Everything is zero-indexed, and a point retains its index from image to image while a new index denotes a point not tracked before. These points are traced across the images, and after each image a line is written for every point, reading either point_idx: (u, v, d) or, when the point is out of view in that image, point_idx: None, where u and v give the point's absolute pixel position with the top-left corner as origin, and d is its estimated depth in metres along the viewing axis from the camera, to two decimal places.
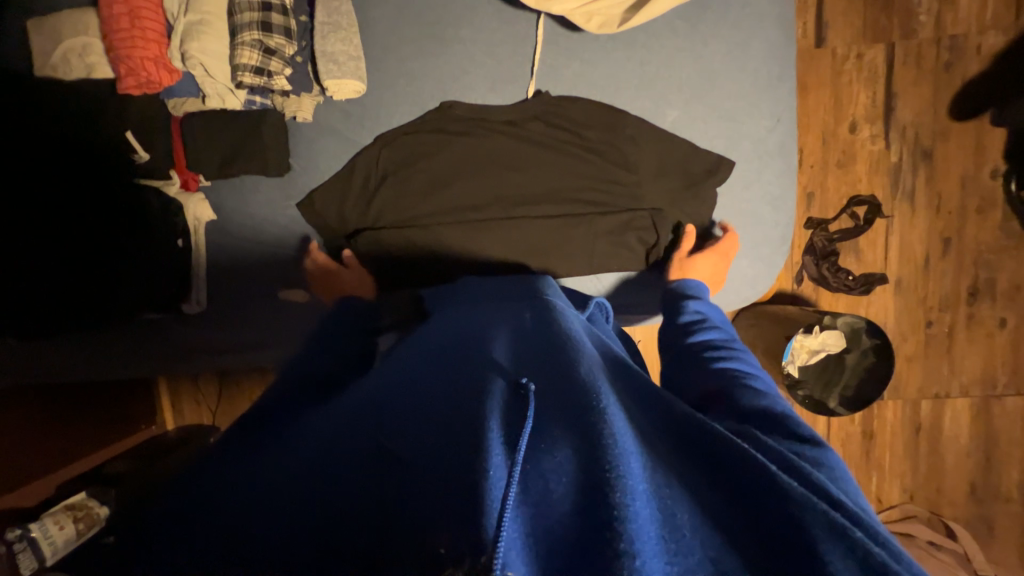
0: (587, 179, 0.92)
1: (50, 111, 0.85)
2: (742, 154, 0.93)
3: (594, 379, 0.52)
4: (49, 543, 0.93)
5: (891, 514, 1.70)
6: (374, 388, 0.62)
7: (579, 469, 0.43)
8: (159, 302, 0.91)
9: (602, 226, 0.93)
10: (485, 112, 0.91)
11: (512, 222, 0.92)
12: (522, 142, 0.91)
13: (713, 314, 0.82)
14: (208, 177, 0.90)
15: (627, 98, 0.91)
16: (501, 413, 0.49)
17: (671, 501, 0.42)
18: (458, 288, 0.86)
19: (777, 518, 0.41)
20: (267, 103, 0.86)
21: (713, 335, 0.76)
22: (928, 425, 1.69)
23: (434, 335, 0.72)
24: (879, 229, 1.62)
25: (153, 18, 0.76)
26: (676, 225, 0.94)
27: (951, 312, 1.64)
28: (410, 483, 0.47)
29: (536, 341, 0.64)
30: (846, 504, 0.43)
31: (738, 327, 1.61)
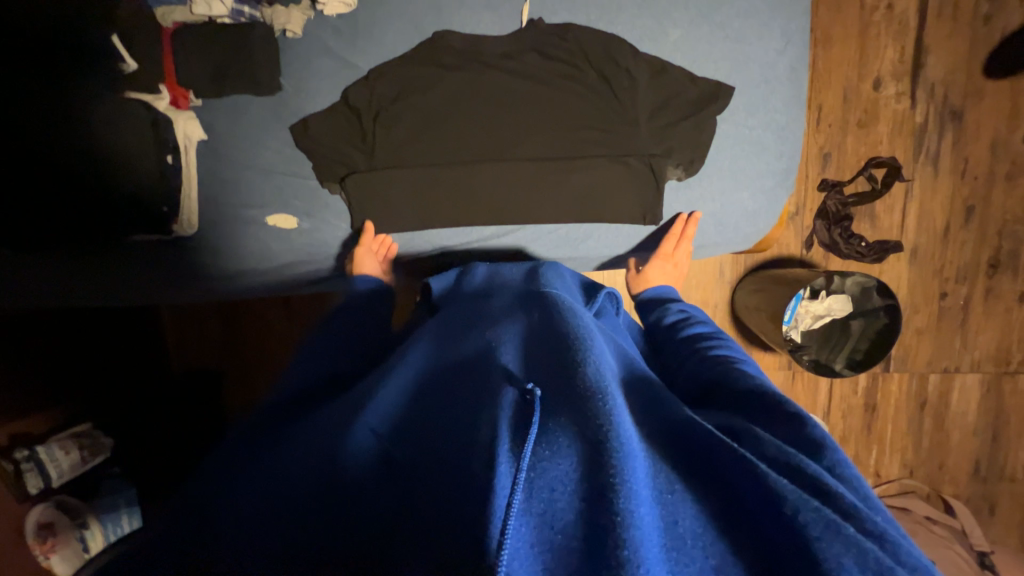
0: (582, 117, 0.82)
1: None
2: (747, 79, 0.83)
3: (600, 378, 0.50)
4: (55, 465, 1.01)
5: (888, 489, 1.67)
6: (382, 385, 0.63)
7: (583, 475, 0.42)
8: (155, 226, 0.88)
9: (610, 176, 0.83)
10: (476, 44, 0.83)
11: (503, 165, 0.84)
12: (516, 78, 0.83)
13: (695, 310, 0.80)
14: (199, 94, 0.87)
15: (629, 19, 0.81)
16: (509, 421, 0.48)
17: (674, 505, 0.42)
18: (468, 276, 0.85)
19: (772, 521, 0.41)
20: (256, 15, 0.85)
21: (697, 328, 0.74)
22: (934, 400, 1.65)
23: (443, 340, 0.72)
24: (897, 194, 1.54)
25: None
26: (672, 175, 0.84)
27: (969, 284, 1.58)
28: (424, 485, 0.50)
29: (544, 336, 0.62)
30: (853, 505, 0.41)
31: (742, 291, 1.56)
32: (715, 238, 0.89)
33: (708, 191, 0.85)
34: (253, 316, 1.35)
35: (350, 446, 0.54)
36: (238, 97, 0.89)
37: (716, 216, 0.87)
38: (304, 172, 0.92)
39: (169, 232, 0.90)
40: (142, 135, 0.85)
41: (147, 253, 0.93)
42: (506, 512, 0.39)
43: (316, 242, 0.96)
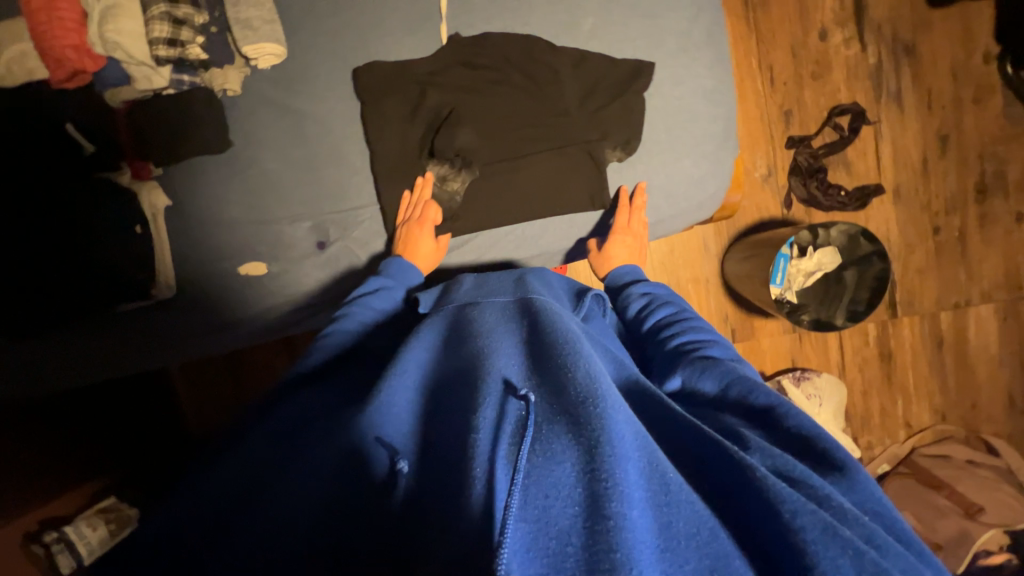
0: (515, 118, 0.84)
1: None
2: (667, 52, 0.84)
3: (596, 381, 0.49)
4: (85, 544, 0.97)
5: (924, 439, 1.60)
6: (382, 385, 0.57)
7: (579, 480, 0.41)
8: (128, 292, 0.89)
9: (552, 169, 0.84)
10: (401, 69, 0.86)
11: (449, 177, 0.86)
12: (445, 92, 0.85)
13: (659, 291, 0.79)
14: (158, 164, 0.92)
15: (542, 17, 0.84)
16: (504, 430, 0.47)
17: (669, 507, 0.41)
18: (456, 290, 0.80)
19: (770, 526, 0.41)
20: (195, 81, 0.85)
21: (665, 317, 0.73)
22: (952, 338, 1.59)
23: (439, 341, 0.67)
24: (867, 137, 1.52)
25: (71, 9, 0.76)
26: (613, 156, 0.84)
27: (961, 214, 1.54)
28: (421, 502, 0.48)
29: (539, 339, 0.60)
30: (847, 506, 0.42)
31: (731, 260, 1.54)
32: (670, 211, 0.88)
33: (650, 166, 0.86)
34: (256, 364, 1.40)
35: (365, 464, 0.52)
36: (192, 159, 0.92)
37: (664, 188, 0.87)
38: (264, 218, 0.94)
39: (148, 295, 0.92)
40: (106, 205, 0.87)
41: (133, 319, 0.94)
42: (506, 515, 0.39)
43: (287, 284, 0.97)
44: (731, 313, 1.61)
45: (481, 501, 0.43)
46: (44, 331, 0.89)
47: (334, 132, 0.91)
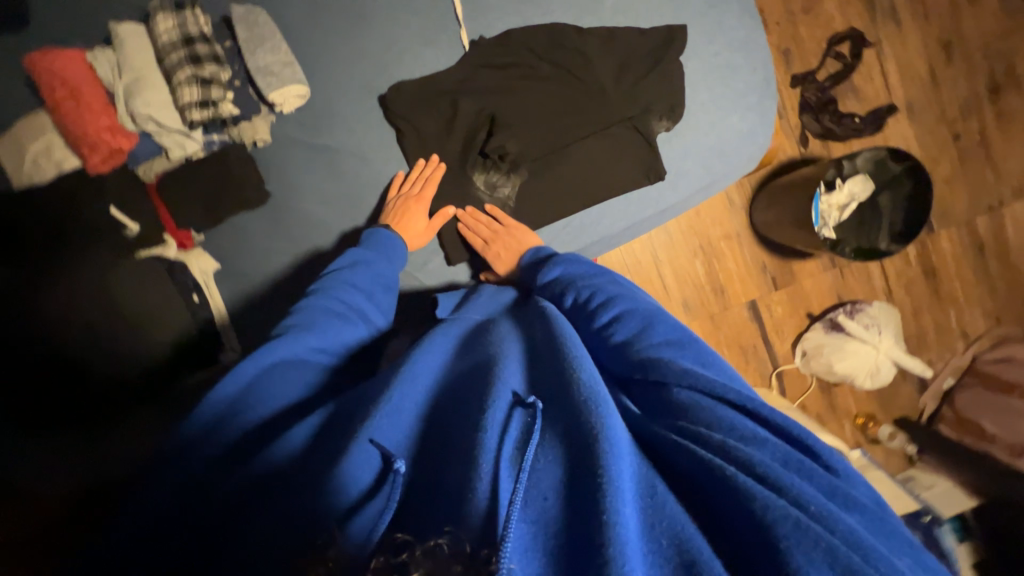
0: (553, 109, 0.83)
1: (26, 219, 0.82)
2: (693, 12, 0.83)
3: (596, 384, 0.47)
4: None
5: (983, 345, 1.60)
6: (395, 383, 0.52)
7: (571, 481, 0.41)
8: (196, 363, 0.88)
9: (602, 152, 0.83)
10: (428, 82, 0.84)
11: (497, 179, 0.84)
12: (479, 96, 0.83)
13: (582, 268, 0.71)
14: (200, 229, 0.89)
15: (560, 4, 0.83)
16: (508, 438, 0.45)
17: (654, 508, 0.40)
18: (474, 299, 0.76)
19: (740, 515, 0.38)
20: (225, 138, 0.85)
21: (585, 292, 0.66)
22: (992, 240, 1.59)
23: (456, 344, 0.62)
24: (870, 60, 1.51)
25: (93, 91, 0.76)
26: (661, 126, 0.83)
27: (977, 116, 1.53)
28: (420, 509, 0.43)
29: (546, 340, 0.57)
30: (831, 513, 0.37)
31: (758, 209, 1.53)
32: (723, 170, 0.86)
33: (699, 128, 0.84)
34: None
35: (348, 468, 0.44)
36: (233, 219, 0.90)
37: (714, 147, 0.85)
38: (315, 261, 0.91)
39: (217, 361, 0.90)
40: (160, 285, 0.87)
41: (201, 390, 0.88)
42: (507, 515, 0.38)
43: None
44: (768, 261, 1.60)
45: (484, 501, 0.40)
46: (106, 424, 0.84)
47: (370, 160, 0.89)
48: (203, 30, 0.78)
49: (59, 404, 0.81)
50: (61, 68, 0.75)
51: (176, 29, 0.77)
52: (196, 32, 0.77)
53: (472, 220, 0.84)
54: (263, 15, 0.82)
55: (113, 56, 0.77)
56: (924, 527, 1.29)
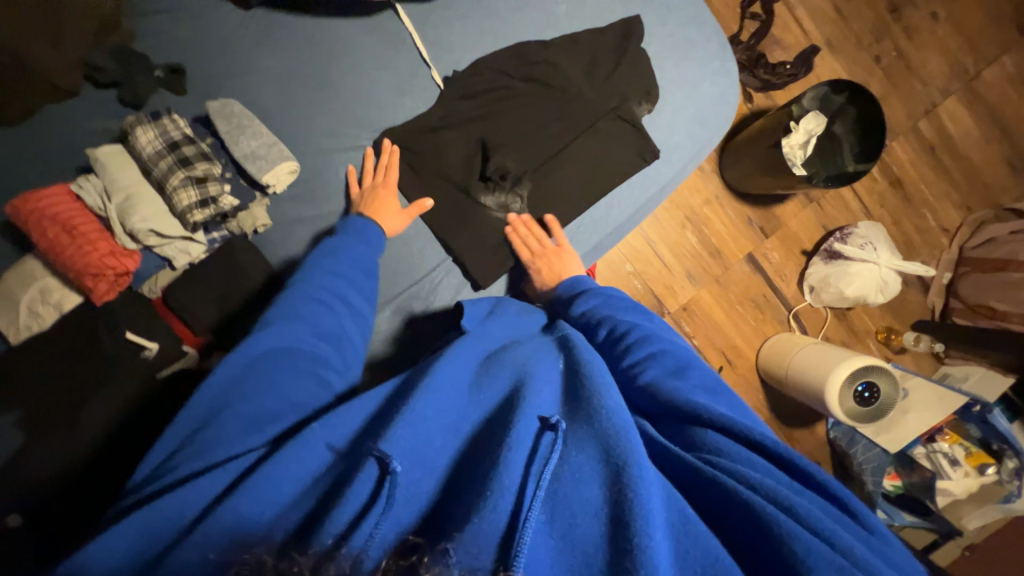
0: (540, 120, 0.86)
1: (41, 370, 0.79)
2: (638, 3, 0.89)
3: (624, 415, 0.49)
4: None
5: (965, 234, 1.70)
6: (414, 394, 0.50)
7: (605, 503, 0.43)
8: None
9: (596, 147, 0.86)
10: (413, 127, 0.86)
11: (504, 198, 0.86)
12: (466, 127, 0.86)
13: (614, 304, 0.71)
14: (211, 332, 0.84)
15: (518, 26, 0.87)
16: (536, 464, 0.46)
17: (687, 537, 0.42)
18: (500, 305, 0.77)
19: (767, 536, 0.41)
20: (225, 233, 0.83)
21: (620, 325, 0.66)
22: (938, 139, 1.71)
23: (478, 356, 0.61)
24: (782, 12, 1.64)
25: (86, 220, 0.74)
26: (643, 110, 0.87)
27: (889, 36, 1.67)
28: (436, 525, 0.43)
29: (570, 366, 0.59)
30: (857, 549, 0.40)
31: (728, 168, 1.61)
32: (708, 135, 0.91)
33: (676, 102, 0.89)
34: None
35: (353, 489, 0.43)
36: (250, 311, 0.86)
37: (694, 118, 0.90)
38: None
39: None
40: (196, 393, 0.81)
41: None
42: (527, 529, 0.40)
43: None
44: (752, 213, 1.67)
45: (505, 520, 0.41)
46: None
47: None
48: (185, 132, 0.77)
49: None
50: (48, 207, 0.73)
51: (158, 139, 0.76)
52: (181, 136, 0.76)
53: (526, 229, 0.84)
54: (236, 104, 0.82)
55: (99, 181, 0.75)
56: (976, 417, 1.34)
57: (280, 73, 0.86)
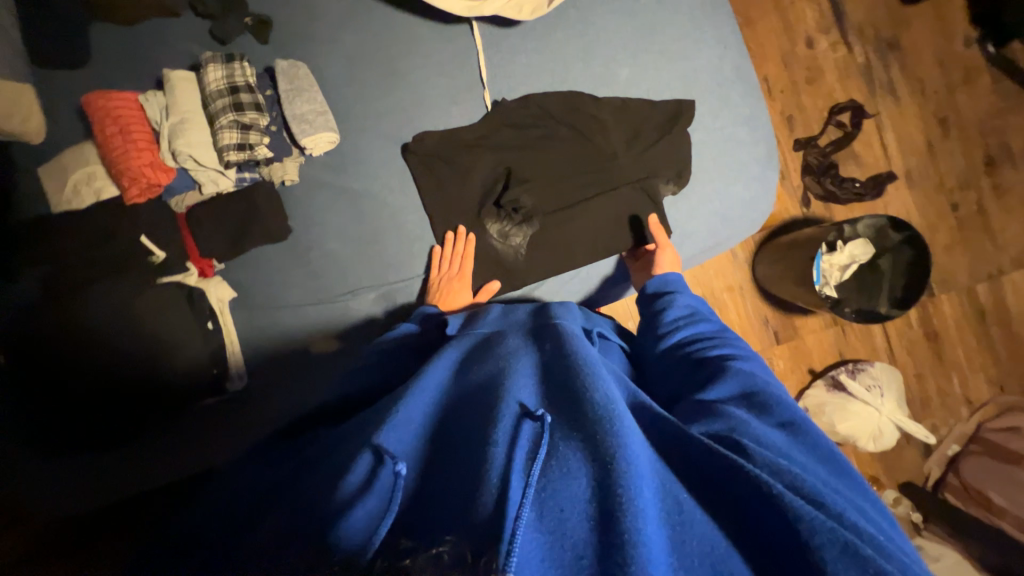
0: (571, 170, 0.90)
1: (57, 240, 0.88)
2: (700, 90, 0.92)
3: (612, 402, 0.52)
4: None
5: (987, 413, 1.59)
6: (400, 401, 0.58)
7: (593, 496, 0.45)
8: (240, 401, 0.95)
9: (608, 211, 0.90)
10: (453, 137, 0.91)
11: (512, 229, 0.90)
12: (500, 153, 0.91)
13: (701, 308, 0.80)
14: (221, 260, 0.93)
15: (577, 73, 0.92)
16: (524, 454, 0.49)
17: (682, 526, 0.44)
18: (484, 315, 0.81)
19: (781, 533, 0.44)
20: (256, 176, 0.90)
21: (692, 331, 0.75)
22: (993, 307, 1.61)
23: (457, 360, 0.68)
24: (870, 129, 1.59)
25: (141, 129, 0.83)
26: (666, 191, 0.90)
27: (974, 188, 1.59)
28: (423, 512, 0.48)
29: (557, 358, 0.62)
30: (858, 522, 0.44)
31: (761, 264, 1.55)
32: (726, 233, 0.93)
33: (705, 194, 0.91)
34: None
35: (353, 471, 0.50)
36: (253, 252, 0.94)
37: (720, 213, 0.92)
38: (331, 295, 0.95)
39: (224, 388, 0.93)
40: (181, 312, 0.89)
41: (221, 412, 0.94)
42: (516, 522, 0.42)
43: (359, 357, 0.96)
44: (771, 314, 1.61)
45: (489, 508, 0.44)
46: (126, 443, 0.90)
47: (389, 204, 0.94)
48: (248, 80, 0.84)
49: (72, 421, 0.87)
50: (114, 108, 0.82)
51: (223, 79, 0.84)
52: (243, 83, 0.83)
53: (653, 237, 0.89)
54: (303, 68, 0.89)
55: (163, 99, 0.84)
56: None
57: (353, 51, 0.92)
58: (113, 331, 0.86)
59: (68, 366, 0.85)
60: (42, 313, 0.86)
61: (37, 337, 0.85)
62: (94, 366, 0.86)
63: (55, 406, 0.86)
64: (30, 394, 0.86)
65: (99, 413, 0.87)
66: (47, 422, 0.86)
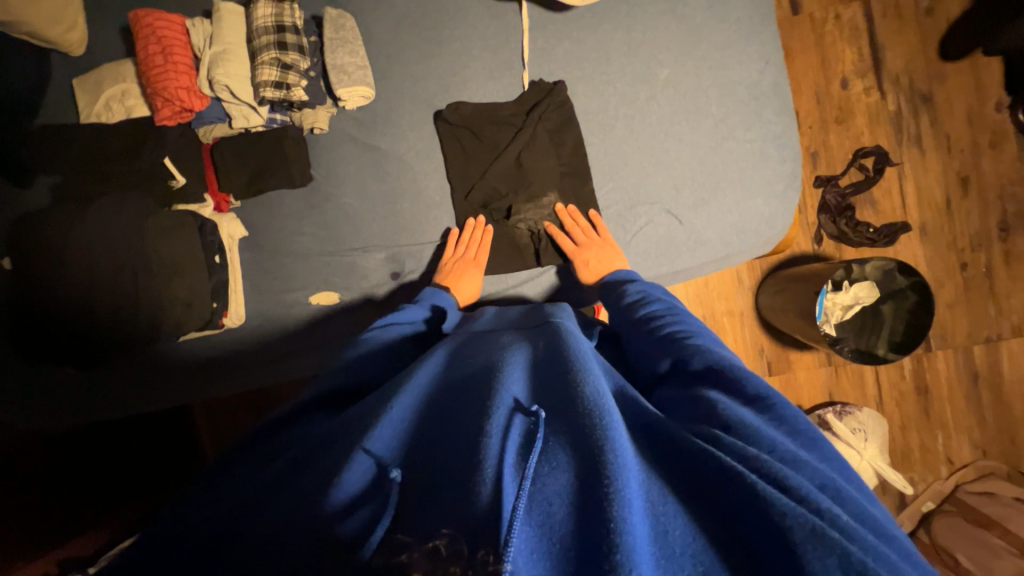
0: (598, 161, 0.95)
1: (80, 152, 0.88)
2: (737, 100, 0.96)
3: (601, 396, 0.52)
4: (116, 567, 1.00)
5: (966, 475, 1.59)
6: (391, 401, 0.58)
7: (581, 488, 0.44)
8: (250, 349, 0.96)
9: (627, 204, 0.95)
10: (489, 113, 0.94)
11: (528, 209, 0.94)
12: (531, 134, 0.93)
13: (654, 288, 0.80)
14: (239, 197, 0.93)
15: (617, 69, 0.95)
16: (514, 451, 0.49)
17: (666, 516, 0.44)
18: (478, 320, 0.82)
19: (760, 528, 0.42)
20: (286, 120, 0.91)
21: (659, 309, 0.74)
22: (987, 371, 1.61)
23: (444, 361, 0.69)
24: (891, 177, 1.60)
25: (183, 53, 0.84)
26: (687, 192, 0.94)
27: (985, 250, 1.61)
28: (416, 507, 0.47)
29: (548, 358, 0.63)
30: (827, 506, 0.43)
31: (765, 293, 1.55)
32: (740, 246, 0.96)
33: (724, 203, 0.95)
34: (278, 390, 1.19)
35: (347, 474, 0.49)
36: (272, 193, 0.95)
37: (736, 224, 0.95)
38: (342, 248, 0.95)
39: (218, 324, 0.93)
40: (189, 240, 0.87)
41: (216, 348, 0.96)
42: (512, 516, 0.41)
43: (357, 315, 0.96)
44: (766, 345, 1.61)
45: (487, 501, 0.44)
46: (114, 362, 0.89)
47: (412, 167, 0.95)
48: (296, 22, 0.85)
49: (58, 340, 0.84)
50: (161, 29, 0.84)
51: (272, 17, 0.84)
52: (290, 23, 0.84)
53: (571, 219, 0.92)
54: (350, 20, 0.90)
55: (209, 28, 0.85)
56: None
57: (402, 12, 0.93)
58: (110, 248, 0.83)
59: (56, 277, 0.82)
60: (44, 219, 0.84)
61: (37, 244, 0.83)
62: (82, 279, 0.82)
63: (42, 321, 0.83)
64: (23, 303, 0.84)
65: (80, 334, 0.83)
66: (37, 335, 0.85)
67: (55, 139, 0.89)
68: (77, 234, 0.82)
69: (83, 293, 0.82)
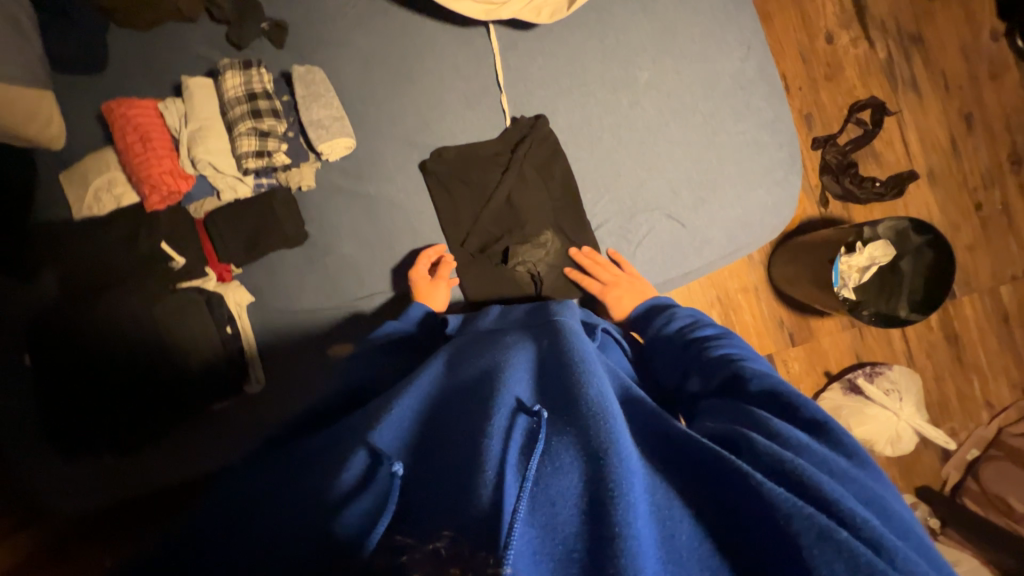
0: (591, 175, 0.93)
1: (82, 243, 0.90)
2: (723, 90, 0.93)
3: (605, 396, 0.51)
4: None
5: (1009, 418, 1.56)
6: (394, 401, 0.57)
7: (585, 489, 0.43)
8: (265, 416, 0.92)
9: (625, 215, 0.93)
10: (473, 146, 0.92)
11: (529, 234, 0.92)
12: (519, 157, 0.91)
13: (702, 313, 0.77)
14: (239, 264, 0.93)
15: (595, 76, 0.92)
16: (517, 449, 0.48)
17: (672, 521, 0.43)
18: (482, 317, 0.81)
19: (764, 525, 0.41)
20: (273, 182, 0.91)
21: (710, 332, 0.71)
22: (1016, 309, 1.57)
23: (448, 356, 0.67)
24: (891, 127, 1.55)
25: (161, 136, 0.85)
26: (684, 193, 0.92)
27: (998, 187, 1.56)
28: (419, 506, 0.46)
29: (553, 351, 0.61)
30: (848, 508, 0.41)
31: (778, 263, 1.51)
32: (747, 239, 0.93)
33: (724, 198, 0.92)
34: None
35: (347, 469, 0.50)
36: (272, 256, 0.94)
37: (740, 218, 0.93)
38: (346, 300, 0.95)
39: (240, 390, 0.91)
40: (200, 317, 0.88)
41: (237, 415, 0.92)
42: (512, 518, 0.40)
43: None
44: (786, 317, 1.58)
45: (488, 501, 0.42)
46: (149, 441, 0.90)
47: (403, 207, 0.94)
48: (266, 87, 0.85)
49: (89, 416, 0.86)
50: (135, 116, 0.84)
51: (242, 86, 0.85)
52: (261, 90, 0.85)
53: (590, 260, 0.90)
54: (319, 74, 0.89)
55: (182, 107, 0.85)
56: None
57: (369, 55, 0.92)
58: (121, 318, 0.85)
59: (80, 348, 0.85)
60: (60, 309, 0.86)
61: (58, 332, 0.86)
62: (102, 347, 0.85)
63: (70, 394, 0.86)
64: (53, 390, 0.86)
65: (112, 407, 0.86)
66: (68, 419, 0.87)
67: (57, 235, 0.91)
68: (93, 314, 0.85)
69: (104, 362, 0.85)
